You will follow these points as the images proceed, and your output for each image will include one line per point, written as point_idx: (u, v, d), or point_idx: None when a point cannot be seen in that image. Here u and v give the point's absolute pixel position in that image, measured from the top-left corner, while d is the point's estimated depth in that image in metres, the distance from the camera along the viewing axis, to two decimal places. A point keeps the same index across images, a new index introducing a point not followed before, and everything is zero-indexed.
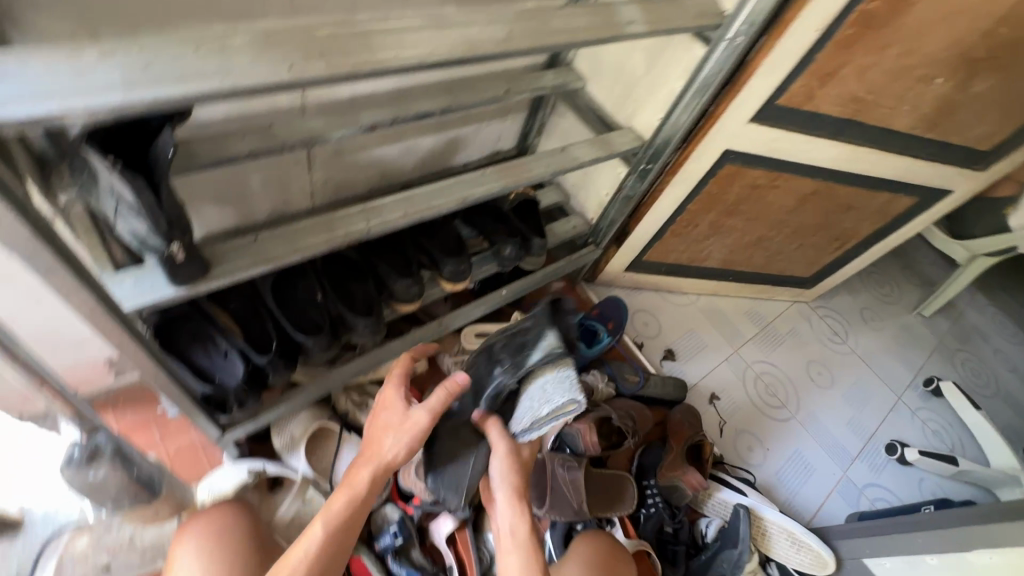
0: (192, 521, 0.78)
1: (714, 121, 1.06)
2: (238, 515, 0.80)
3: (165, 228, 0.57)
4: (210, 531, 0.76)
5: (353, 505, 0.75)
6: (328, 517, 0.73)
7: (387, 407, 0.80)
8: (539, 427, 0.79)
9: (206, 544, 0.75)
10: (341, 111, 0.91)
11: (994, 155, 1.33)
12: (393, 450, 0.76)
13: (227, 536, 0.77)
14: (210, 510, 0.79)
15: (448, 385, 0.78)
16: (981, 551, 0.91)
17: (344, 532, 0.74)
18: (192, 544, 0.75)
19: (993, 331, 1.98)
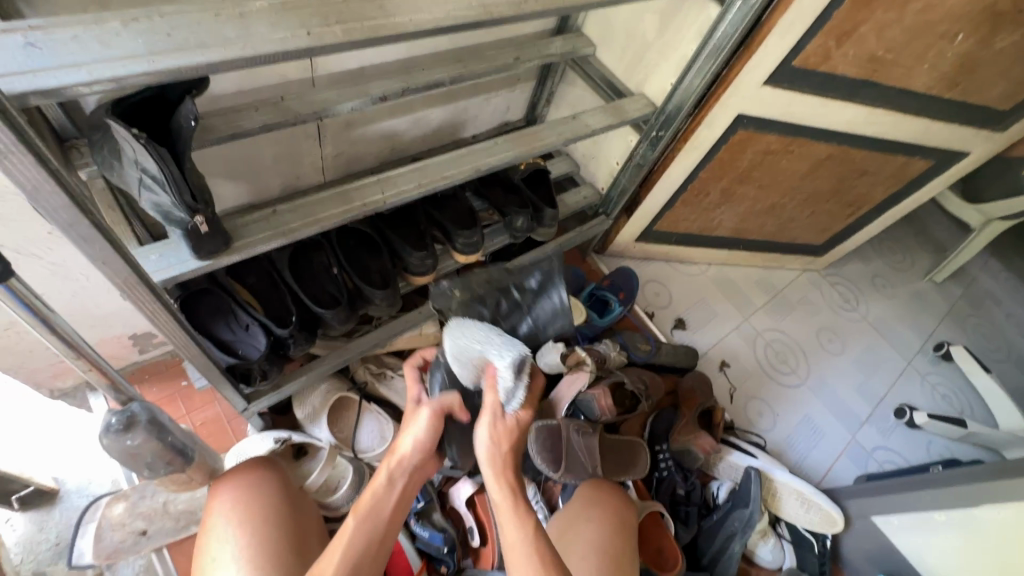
0: (222, 484, 0.77)
1: (727, 85, 1.04)
2: (266, 464, 0.81)
3: (189, 200, 0.58)
4: (242, 481, 0.77)
5: (378, 505, 0.69)
6: (357, 517, 0.68)
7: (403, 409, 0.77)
8: (518, 388, 0.74)
9: (241, 493, 0.76)
10: (352, 81, 0.90)
11: (1014, 115, 1.30)
12: (411, 445, 0.72)
13: (260, 487, 0.78)
14: (238, 475, 0.78)
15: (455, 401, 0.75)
16: (993, 507, 0.93)
17: (376, 530, 0.68)
18: (224, 498, 0.76)
19: (1006, 296, 1.97)
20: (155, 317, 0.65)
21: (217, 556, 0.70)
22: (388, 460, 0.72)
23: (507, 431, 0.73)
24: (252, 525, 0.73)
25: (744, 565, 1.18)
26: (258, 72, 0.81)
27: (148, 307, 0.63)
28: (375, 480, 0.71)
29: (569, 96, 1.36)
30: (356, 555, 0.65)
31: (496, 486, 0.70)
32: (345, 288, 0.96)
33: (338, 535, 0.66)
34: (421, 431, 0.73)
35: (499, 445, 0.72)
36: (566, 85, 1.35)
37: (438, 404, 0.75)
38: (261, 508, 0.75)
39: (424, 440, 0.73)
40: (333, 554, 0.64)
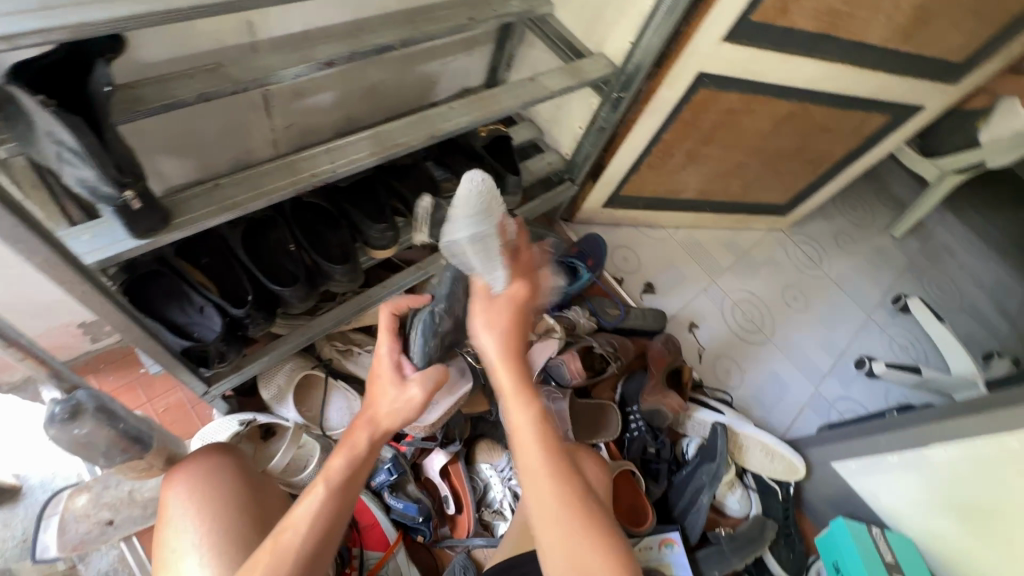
0: (177, 472, 0.76)
1: (687, 42, 1.02)
2: (223, 448, 0.79)
3: (114, 173, 0.54)
4: (198, 467, 0.75)
5: (352, 474, 0.64)
6: (324, 489, 0.62)
7: (379, 371, 0.68)
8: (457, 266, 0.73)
9: (196, 482, 0.74)
10: (295, 45, 0.85)
11: (967, 67, 1.32)
12: (394, 411, 0.66)
13: (218, 471, 0.76)
14: (194, 461, 0.76)
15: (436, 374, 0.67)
16: (939, 446, 0.99)
17: (345, 494, 0.64)
18: (180, 485, 0.74)
19: (961, 248, 2.04)
20: (87, 299, 0.62)
21: (178, 546, 0.70)
22: (361, 420, 0.65)
23: (505, 338, 0.64)
24: (211, 514, 0.72)
25: (715, 516, 1.22)
26: (190, 36, 0.76)
27: (78, 289, 0.59)
28: (340, 446, 0.64)
29: (530, 59, 1.32)
30: (323, 522, 0.61)
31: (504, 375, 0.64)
32: (304, 265, 0.94)
33: (306, 497, 0.62)
34: (397, 404, 0.66)
35: (494, 329, 0.64)
36: (526, 47, 1.31)
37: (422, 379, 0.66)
38: (220, 494, 0.74)
39: (405, 411, 0.66)
40: (302, 525, 0.60)
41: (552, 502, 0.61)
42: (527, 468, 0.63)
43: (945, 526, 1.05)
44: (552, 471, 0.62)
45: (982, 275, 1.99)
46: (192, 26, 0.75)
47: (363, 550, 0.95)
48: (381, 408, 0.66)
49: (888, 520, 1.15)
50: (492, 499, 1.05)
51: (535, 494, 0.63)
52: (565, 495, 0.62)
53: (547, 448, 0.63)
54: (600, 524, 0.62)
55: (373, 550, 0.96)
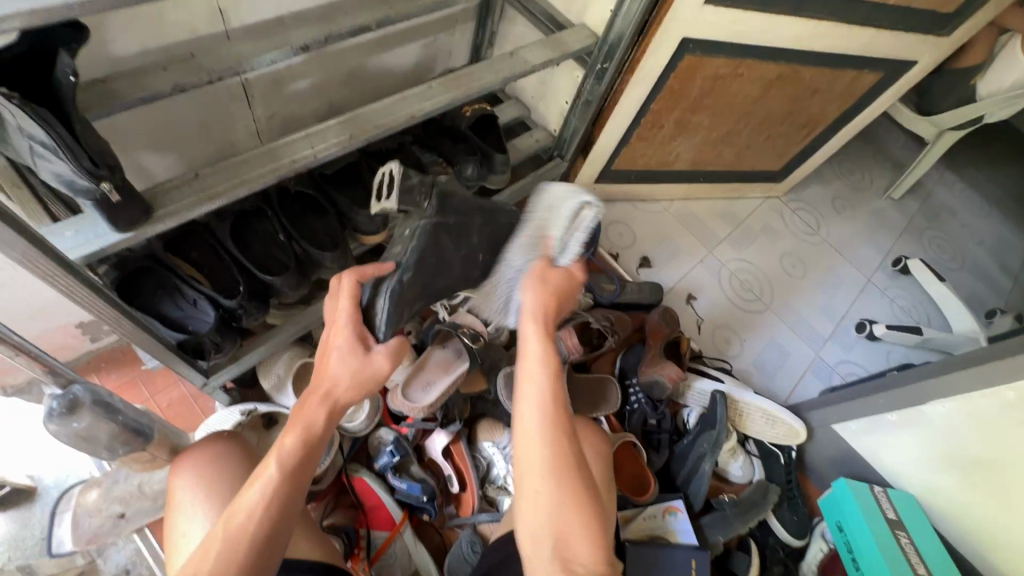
0: (184, 461, 0.77)
1: (668, 7, 1.00)
2: (226, 435, 0.81)
3: (90, 166, 0.54)
4: (205, 457, 0.77)
5: (306, 453, 0.65)
6: (281, 466, 0.63)
7: (335, 339, 0.71)
8: (569, 242, 0.82)
9: (202, 466, 0.76)
10: (268, 30, 0.84)
11: (959, 17, 1.29)
12: (343, 376, 0.68)
13: (225, 462, 0.77)
14: (201, 451, 0.78)
15: (393, 345, 0.72)
16: (937, 403, 0.99)
17: (302, 470, 0.64)
18: (188, 473, 0.75)
19: (962, 206, 2.02)
20: (74, 295, 0.62)
21: (188, 532, 0.71)
22: (310, 395, 0.66)
23: (544, 300, 0.76)
24: (220, 494, 0.74)
25: (717, 483, 1.23)
26: (161, 27, 0.75)
27: (63, 284, 0.60)
28: (291, 422, 0.65)
29: (512, 35, 1.30)
30: (281, 496, 0.62)
31: (528, 325, 0.74)
32: (294, 254, 0.94)
33: (261, 473, 0.62)
34: (355, 381, 0.68)
35: (541, 286, 0.77)
36: (508, 23, 1.29)
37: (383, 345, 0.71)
38: (228, 476, 0.76)
39: (373, 369, 0.69)
40: (253, 511, 0.60)
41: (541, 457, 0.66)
42: (525, 421, 0.69)
43: (944, 481, 1.06)
44: (545, 424, 0.68)
45: (983, 233, 1.97)
46: (162, 16, 0.74)
47: (370, 531, 0.97)
48: (332, 378, 0.68)
49: (889, 478, 1.16)
50: (496, 475, 1.06)
51: (528, 462, 0.67)
52: (554, 452, 0.66)
53: (545, 407, 0.68)
54: (581, 482, 0.66)
55: (379, 529, 0.98)
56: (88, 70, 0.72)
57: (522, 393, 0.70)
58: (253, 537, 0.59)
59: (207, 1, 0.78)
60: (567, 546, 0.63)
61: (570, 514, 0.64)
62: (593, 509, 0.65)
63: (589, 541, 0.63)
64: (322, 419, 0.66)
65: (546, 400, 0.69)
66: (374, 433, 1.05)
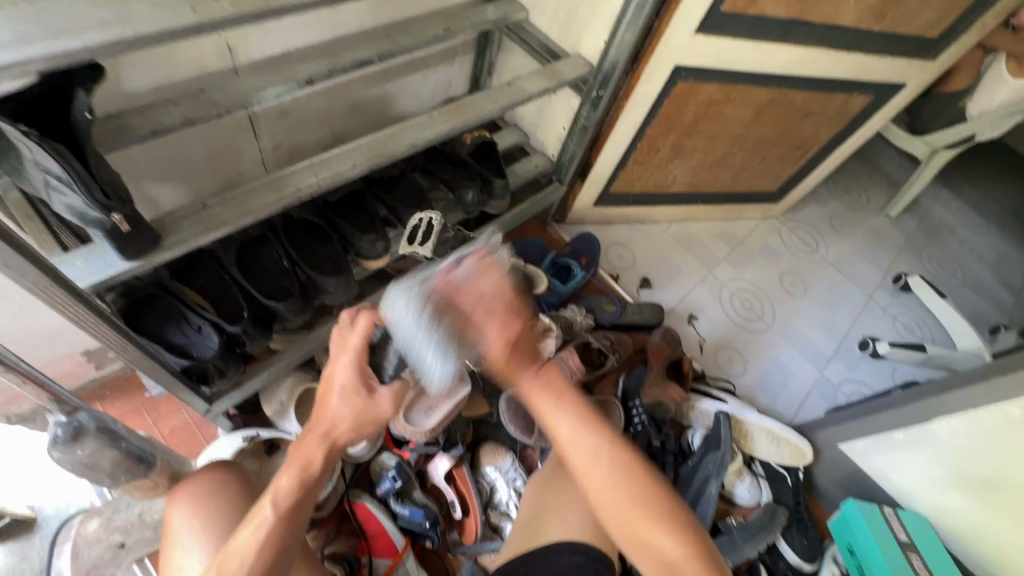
0: (182, 493, 0.76)
1: (660, 37, 1.04)
2: (226, 467, 0.80)
3: (102, 198, 0.56)
4: (204, 490, 0.76)
5: (303, 494, 0.61)
6: (279, 504, 0.60)
7: (336, 378, 0.63)
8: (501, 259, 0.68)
9: (200, 499, 0.75)
10: (274, 65, 0.87)
11: (945, 41, 1.33)
12: (343, 419, 0.62)
13: (223, 496, 0.76)
14: (199, 483, 0.76)
15: (398, 390, 0.63)
16: (939, 420, 0.99)
17: (297, 513, 0.61)
18: (186, 506, 0.74)
19: (959, 223, 2.04)
20: (83, 323, 0.64)
21: (185, 566, 0.70)
22: (309, 436, 0.61)
23: (499, 348, 0.64)
24: (216, 526, 0.72)
25: (725, 506, 1.22)
26: (172, 64, 0.79)
27: (71, 312, 0.61)
28: (290, 460, 0.61)
29: (510, 65, 1.34)
30: (280, 542, 0.59)
31: (520, 374, 0.67)
32: (297, 280, 0.95)
33: (262, 513, 0.59)
34: (355, 428, 0.62)
35: (491, 357, 0.63)
36: (506, 54, 1.33)
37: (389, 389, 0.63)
38: (224, 507, 0.74)
39: (376, 413, 0.62)
40: (250, 554, 0.58)
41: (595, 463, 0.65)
42: (566, 441, 0.66)
43: (956, 501, 1.04)
44: (588, 440, 0.66)
45: (982, 249, 1.98)
46: (174, 53, 0.77)
47: (371, 558, 0.96)
48: (333, 417, 0.62)
49: (900, 499, 1.14)
50: (498, 502, 1.04)
51: (594, 485, 0.64)
52: (609, 458, 0.65)
53: (577, 423, 0.67)
54: (647, 482, 0.64)
55: (381, 557, 0.96)
56: (101, 106, 0.75)
57: (550, 415, 0.67)
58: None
59: (217, 38, 0.81)
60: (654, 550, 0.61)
61: (642, 519, 0.62)
62: (670, 509, 0.63)
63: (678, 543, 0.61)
64: (320, 459, 0.62)
65: (577, 418, 0.67)
66: (376, 458, 1.05)
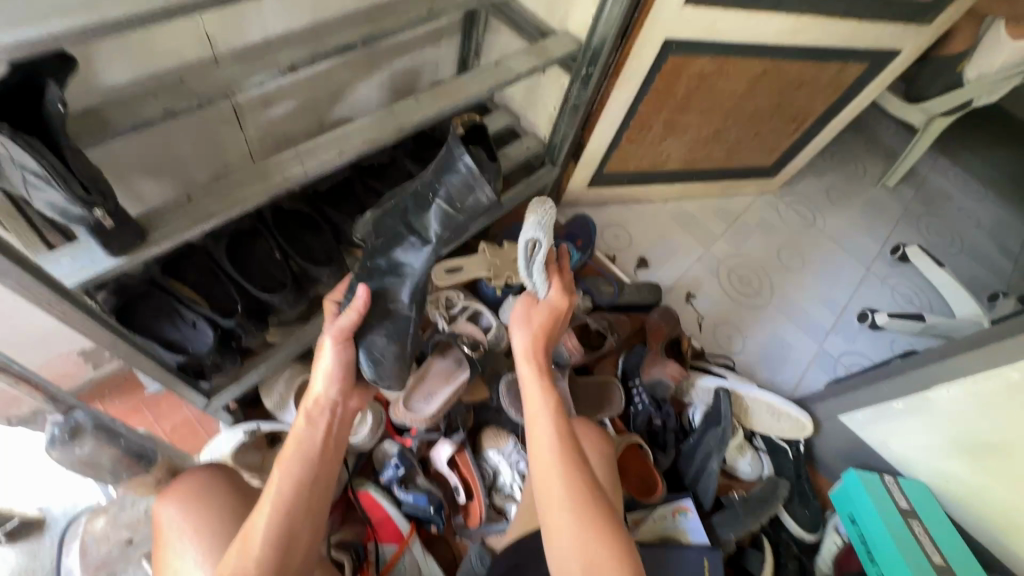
0: (167, 499, 0.75)
1: (649, 9, 1.02)
2: (209, 468, 0.78)
3: (83, 193, 0.55)
4: (190, 494, 0.75)
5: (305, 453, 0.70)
6: (284, 463, 0.68)
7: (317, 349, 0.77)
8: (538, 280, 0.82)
9: (187, 503, 0.74)
10: (255, 52, 0.85)
11: (939, 5, 1.30)
12: (324, 387, 0.74)
13: (209, 497, 0.75)
14: (182, 488, 0.75)
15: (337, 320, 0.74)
16: (939, 389, 0.99)
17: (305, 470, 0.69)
18: (175, 509, 0.73)
19: (958, 191, 2.02)
20: (70, 320, 0.63)
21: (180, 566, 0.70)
22: (306, 408, 0.73)
23: (534, 327, 0.81)
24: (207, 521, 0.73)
25: (727, 481, 1.23)
26: (150, 55, 0.77)
27: (57, 310, 0.61)
28: (297, 424, 0.71)
29: (498, 45, 1.32)
30: (302, 493, 0.67)
31: (526, 367, 0.80)
32: (291, 271, 0.95)
33: (283, 464, 0.68)
34: (332, 385, 0.74)
35: (528, 326, 0.81)
36: (492, 34, 1.31)
37: (341, 324, 0.74)
38: (211, 504, 0.74)
39: (336, 368, 0.75)
40: (266, 508, 0.65)
41: (555, 481, 0.70)
42: (540, 458, 0.73)
43: (954, 466, 1.05)
44: (554, 452, 0.72)
45: (980, 216, 1.97)
46: (150, 43, 0.75)
47: (377, 544, 0.97)
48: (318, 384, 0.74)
49: (898, 466, 1.15)
50: (503, 484, 1.05)
51: (546, 493, 0.70)
52: (568, 480, 0.70)
53: (553, 441, 0.73)
54: (598, 498, 0.69)
55: (387, 543, 0.97)
56: (79, 101, 0.73)
57: (532, 423, 0.76)
58: (271, 537, 0.63)
59: (194, 27, 0.79)
60: (588, 560, 0.63)
61: (588, 533, 0.65)
62: (613, 528, 0.66)
63: (611, 558, 0.63)
64: (318, 428, 0.72)
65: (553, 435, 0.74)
66: (378, 447, 1.05)
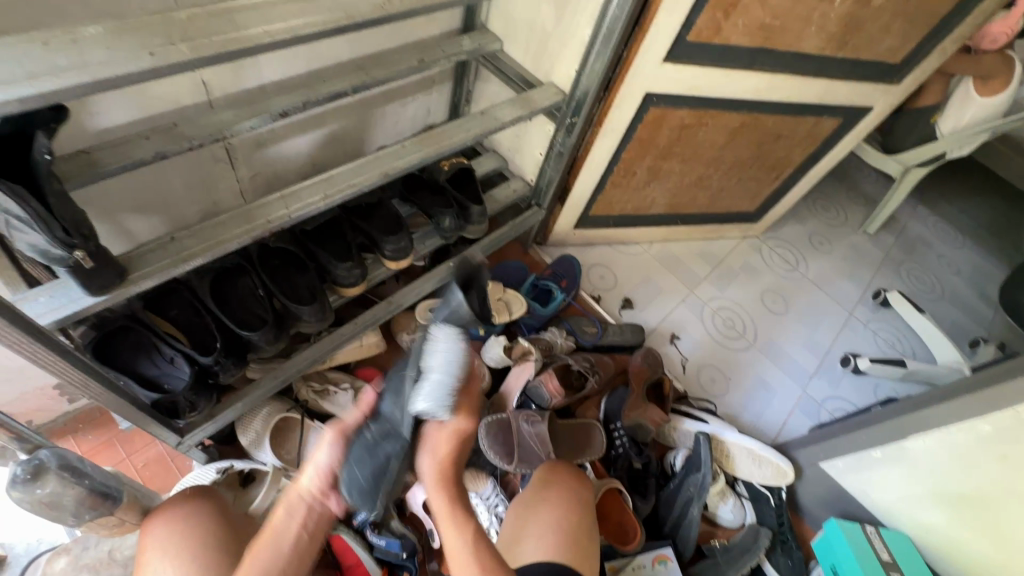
0: (155, 535, 0.76)
1: (629, 65, 1.07)
2: (203, 506, 0.80)
3: (64, 236, 0.56)
4: (180, 529, 0.76)
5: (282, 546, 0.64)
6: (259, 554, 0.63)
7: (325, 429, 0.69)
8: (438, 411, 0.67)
9: (174, 537, 0.75)
10: (249, 100, 0.88)
11: (908, 66, 1.37)
12: (311, 480, 0.67)
13: (197, 534, 0.76)
14: (173, 523, 0.77)
15: (364, 403, 0.72)
16: (917, 437, 0.99)
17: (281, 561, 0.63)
18: (162, 545, 0.75)
19: (937, 239, 2.07)
20: (41, 360, 0.62)
21: None
22: (288, 496, 0.67)
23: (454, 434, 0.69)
24: (191, 543, 0.75)
25: (710, 528, 1.20)
26: (147, 100, 0.80)
27: (29, 351, 0.60)
28: (275, 513, 0.66)
29: (487, 93, 1.38)
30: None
31: (437, 497, 0.68)
32: (272, 309, 0.96)
33: (253, 560, 0.62)
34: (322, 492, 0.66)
35: (435, 454, 0.69)
36: (481, 83, 1.37)
37: (346, 417, 0.71)
38: (198, 542, 0.76)
39: (326, 467, 0.67)
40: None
41: (457, 540, 0.65)
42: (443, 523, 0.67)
43: (935, 518, 1.05)
44: (456, 518, 0.67)
45: (959, 264, 2.01)
46: (148, 90, 0.79)
47: None
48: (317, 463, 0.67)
49: (882, 517, 1.14)
50: None
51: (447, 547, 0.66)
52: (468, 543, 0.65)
53: (460, 515, 0.67)
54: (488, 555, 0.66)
55: None
56: (74, 141, 0.76)
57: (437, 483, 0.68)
58: None
59: (191, 75, 0.82)
60: None
61: None
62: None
63: None
64: (296, 524, 0.65)
65: (460, 516, 0.67)
66: None
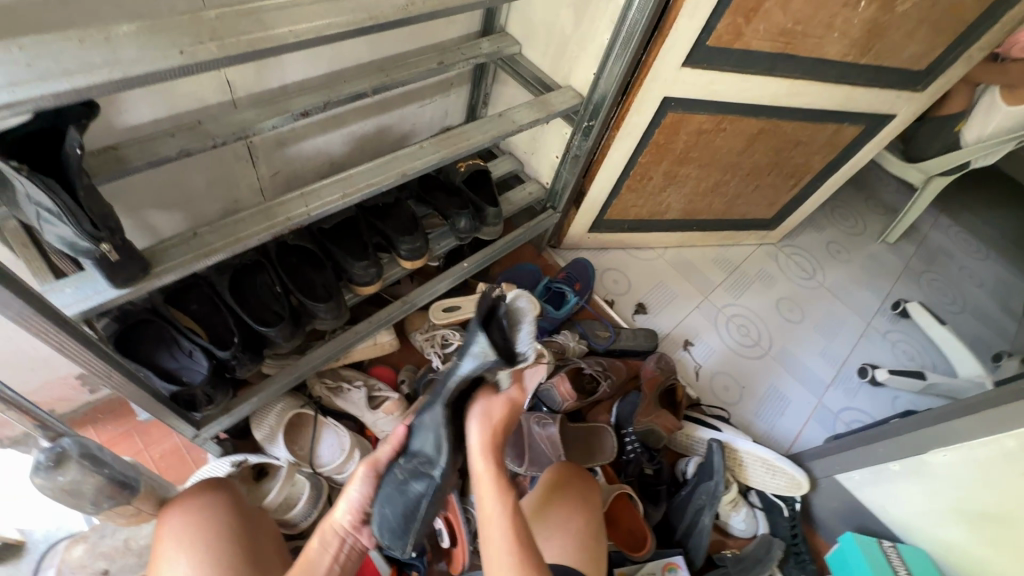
0: (169, 524, 0.77)
1: (648, 69, 1.07)
2: (216, 497, 0.81)
3: (91, 229, 0.58)
4: (193, 519, 0.77)
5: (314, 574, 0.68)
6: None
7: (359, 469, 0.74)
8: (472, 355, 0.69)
9: (187, 527, 0.76)
10: (272, 99, 0.90)
11: (933, 74, 1.34)
12: (344, 514, 0.72)
13: (208, 525, 0.77)
14: (186, 514, 0.78)
15: (392, 439, 0.75)
16: (937, 452, 0.96)
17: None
18: (176, 534, 0.76)
19: (959, 249, 2.03)
20: (67, 350, 0.63)
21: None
22: (322, 528, 0.72)
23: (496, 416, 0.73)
24: (203, 535, 0.76)
25: (720, 538, 1.19)
26: (174, 98, 0.82)
27: (55, 340, 0.61)
28: (310, 543, 0.71)
29: (504, 96, 1.38)
30: None
31: (483, 465, 0.71)
32: (289, 305, 0.97)
33: None
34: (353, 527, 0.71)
35: (487, 421, 0.72)
36: (499, 85, 1.38)
37: (378, 454, 0.75)
38: (211, 533, 0.76)
39: (358, 502, 0.73)
40: None
41: (494, 503, 0.68)
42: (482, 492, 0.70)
43: (955, 534, 1.03)
44: (495, 488, 0.69)
45: (982, 275, 1.97)
46: (174, 89, 0.81)
47: None
48: (349, 499, 0.72)
49: (899, 533, 1.12)
50: None
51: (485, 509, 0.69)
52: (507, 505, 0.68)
53: (498, 481, 0.70)
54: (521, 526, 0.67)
55: None
56: (102, 137, 0.78)
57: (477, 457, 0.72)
58: None
59: (216, 74, 0.84)
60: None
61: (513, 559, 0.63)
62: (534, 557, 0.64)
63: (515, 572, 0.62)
64: (328, 559, 0.70)
65: (499, 484, 0.70)
66: None
